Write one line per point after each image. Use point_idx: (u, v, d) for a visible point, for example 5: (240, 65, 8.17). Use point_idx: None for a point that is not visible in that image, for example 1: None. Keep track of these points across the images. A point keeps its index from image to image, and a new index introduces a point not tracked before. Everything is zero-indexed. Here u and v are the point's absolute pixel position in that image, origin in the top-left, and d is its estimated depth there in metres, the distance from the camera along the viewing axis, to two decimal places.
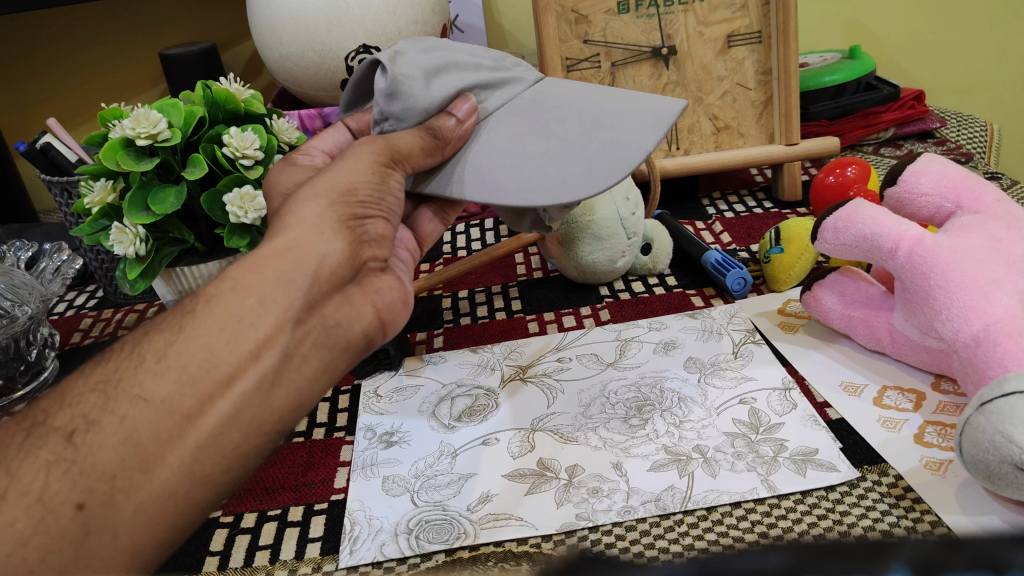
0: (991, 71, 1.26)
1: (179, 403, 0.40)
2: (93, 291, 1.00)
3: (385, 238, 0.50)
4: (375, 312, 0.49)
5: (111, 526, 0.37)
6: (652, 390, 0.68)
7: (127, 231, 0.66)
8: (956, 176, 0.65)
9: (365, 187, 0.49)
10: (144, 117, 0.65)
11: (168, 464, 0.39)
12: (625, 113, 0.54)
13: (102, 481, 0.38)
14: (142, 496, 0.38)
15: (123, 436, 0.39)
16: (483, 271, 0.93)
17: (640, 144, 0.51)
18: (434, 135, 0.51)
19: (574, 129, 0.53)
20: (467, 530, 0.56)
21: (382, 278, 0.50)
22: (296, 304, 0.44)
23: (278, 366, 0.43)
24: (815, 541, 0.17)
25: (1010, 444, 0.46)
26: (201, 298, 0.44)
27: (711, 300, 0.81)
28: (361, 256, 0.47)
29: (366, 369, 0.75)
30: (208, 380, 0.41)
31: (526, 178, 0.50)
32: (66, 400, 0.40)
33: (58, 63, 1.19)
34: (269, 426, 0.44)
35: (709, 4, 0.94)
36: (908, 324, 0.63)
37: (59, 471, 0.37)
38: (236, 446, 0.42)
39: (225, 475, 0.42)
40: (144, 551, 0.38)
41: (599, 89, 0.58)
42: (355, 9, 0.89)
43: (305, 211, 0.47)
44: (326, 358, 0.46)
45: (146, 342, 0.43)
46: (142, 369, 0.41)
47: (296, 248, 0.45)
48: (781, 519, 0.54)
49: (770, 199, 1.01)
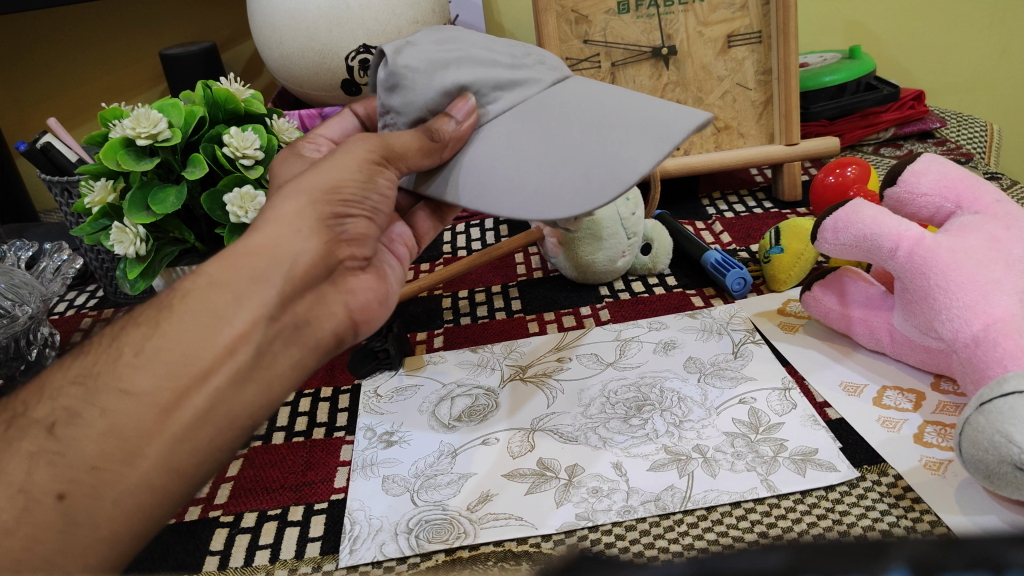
0: (991, 71, 1.26)
1: (157, 396, 0.42)
2: (93, 291, 1.00)
3: (365, 237, 0.52)
4: (347, 312, 0.51)
5: (92, 518, 0.39)
6: (652, 390, 0.68)
7: (127, 232, 0.67)
8: (956, 175, 0.65)
9: (350, 185, 0.50)
10: (144, 117, 0.65)
11: (148, 455, 0.41)
12: (633, 120, 0.51)
13: (83, 472, 0.39)
14: (122, 488, 0.40)
15: (104, 428, 0.41)
16: (482, 271, 0.93)
17: (639, 153, 0.49)
18: (431, 137, 0.51)
19: (577, 135, 0.50)
20: (466, 530, 0.56)
21: (359, 278, 0.53)
22: (270, 302, 0.46)
23: (251, 362, 0.45)
24: (814, 541, 0.17)
25: (1009, 443, 0.46)
26: (178, 293, 0.46)
27: (711, 300, 0.81)
28: (333, 256, 0.50)
29: (366, 368, 0.75)
30: (186, 374, 0.43)
31: (517, 189, 0.49)
32: (45, 393, 0.43)
33: (58, 62, 1.19)
34: (240, 423, 0.45)
35: (709, 4, 0.94)
36: (908, 324, 0.63)
37: (43, 462, 0.39)
38: (211, 440, 0.43)
39: (200, 467, 0.43)
40: (122, 541, 0.40)
41: (622, 94, 0.55)
42: (355, 9, 0.89)
43: (285, 207, 0.48)
44: (297, 356, 0.48)
45: (124, 335, 0.44)
46: (121, 363, 0.43)
47: (274, 246, 0.47)
48: (780, 519, 0.54)
49: (770, 199, 1.01)
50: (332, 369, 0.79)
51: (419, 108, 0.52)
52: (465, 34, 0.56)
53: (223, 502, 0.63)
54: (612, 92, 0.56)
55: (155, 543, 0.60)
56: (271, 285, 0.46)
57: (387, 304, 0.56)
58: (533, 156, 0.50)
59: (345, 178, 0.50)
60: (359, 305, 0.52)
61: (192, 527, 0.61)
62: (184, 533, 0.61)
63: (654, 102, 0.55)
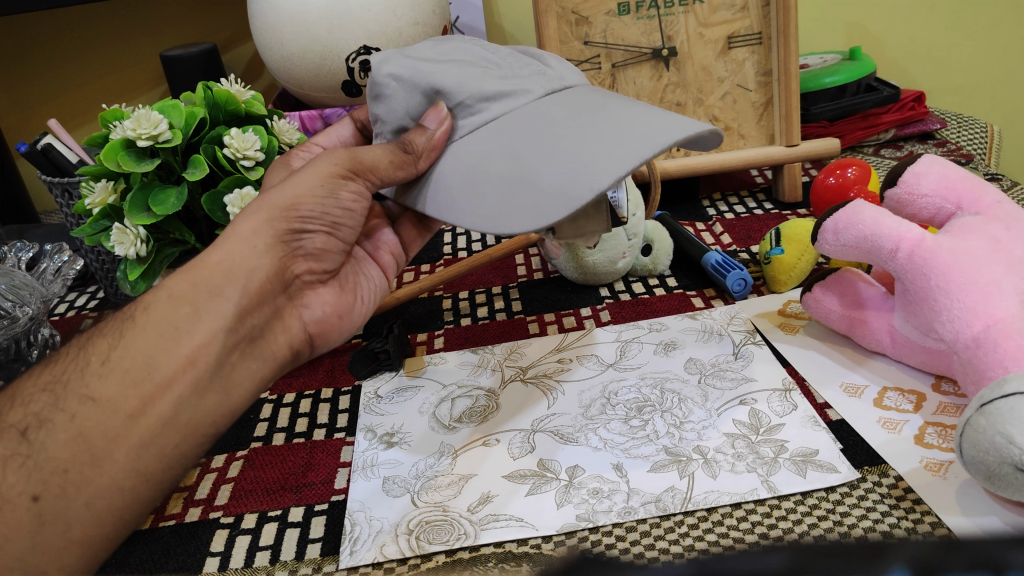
0: (993, 72, 1.26)
1: (123, 403, 0.46)
2: (93, 292, 1.00)
3: (324, 252, 0.56)
4: (302, 326, 0.56)
5: (64, 519, 0.42)
6: (653, 391, 0.68)
7: (128, 233, 0.67)
8: (956, 177, 0.65)
9: (307, 202, 0.53)
10: (144, 118, 0.65)
11: (115, 459, 0.45)
12: (617, 131, 0.49)
13: (55, 475, 0.43)
14: (91, 490, 0.44)
15: (73, 433, 0.44)
16: (482, 273, 0.93)
17: (608, 168, 0.46)
18: (404, 150, 0.52)
19: (547, 149, 0.49)
20: (467, 531, 0.56)
21: (318, 292, 0.57)
22: (226, 314, 0.50)
23: (210, 373, 0.49)
24: (813, 541, 0.17)
25: (1010, 445, 0.46)
26: (140, 305, 0.50)
27: (711, 302, 0.81)
28: (291, 273, 0.54)
29: (366, 369, 0.75)
30: (149, 383, 0.47)
31: (480, 205, 0.49)
32: (17, 400, 0.46)
33: (59, 64, 1.19)
34: (202, 431, 0.49)
35: (709, 6, 0.94)
36: (909, 324, 0.63)
37: (15, 464, 0.43)
38: (176, 446, 0.47)
39: (165, 473, 0.47)
40: (95, 543, 0.44)
41: (622, 106, 0.52)
42: (355, 10, 0.89)
43: (243, 225, 0.52)
44: (254, 367, 0.52)
45: (91, 346, 0.49)
46: (89, 371, 0.47)
47: (227, 262, 0.51)
48: (781, 520, 0.54)
49: (770, 200, 1.01)
50: (331, 370, 0.79)
51: (400, 117, 0.54)
52: (471, 44, 0.56)
53: (223, 504, 0.63)
54: (615, 103, 0.53)
55: (156, 544, 0.60)
56: (225, 299, 0.50)
57: (348, 319, 0.59)
58: (505, 169, 0.49)
59: (304, 195, 0.53)
60: (314, 319, 0.57)
61: (193, 527, 0.61)
62: (184, 534, 0.61)
63: (659, 114, 0.52)
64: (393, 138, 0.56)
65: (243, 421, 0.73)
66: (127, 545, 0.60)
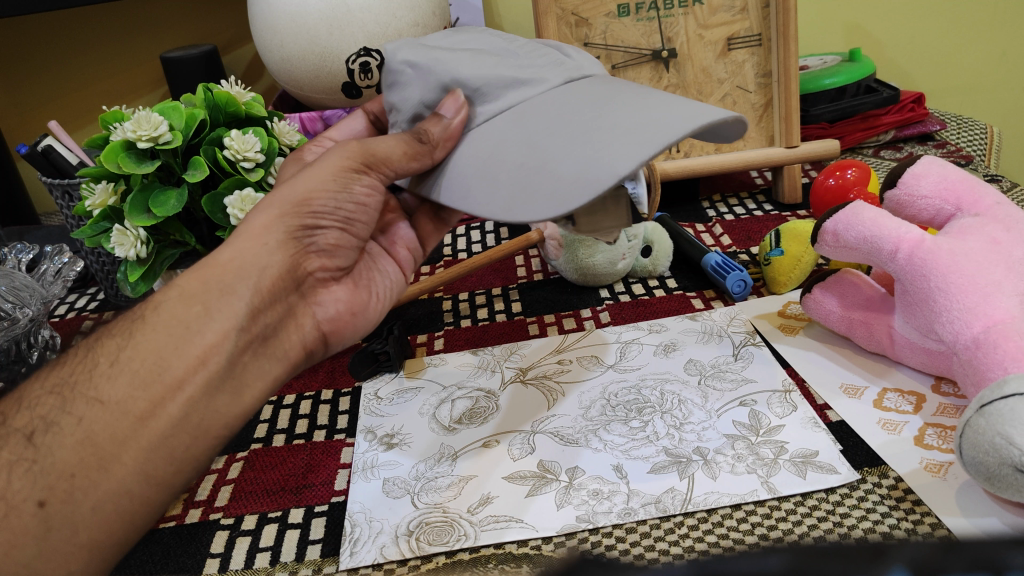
0: (992, 74, 1.26)
1: (131, 404, 0.46)
2: (94, 293, 1.00)
3: (336, 249, 0.56)
4: (315, 324, 0.56)
5: (71, 523, 0.43)
6: (653, 392, 0.68)
7: (129, 234, 0.67)
8: (955, 178, 0.65)
9: (320, 197, 0.53)
10: (144, 120, 0.65)
11: (123, 461, 0.45)
12: (631, 118, 0.48)
13: (61, 480, 0.43)
14: (98, 493, 0.44)
15: (81, 436, 0.45)
16: (481, 275, 0.93)
17: (622, 155, 0.45)
18: (418, 139, 0.52)
19: (563, 137, 0.48)
20: (467, 532, 0.56)
21: (331, 289, 0.57)
22: (238, 314, 0.50)
23: (223, 372, 0.49)
24: (814, 541, 0.17)
25: (1009, 446, 0.46)
26: (148, 306, 0.50)
27: (711, 303, 0.81)
28: (305, 271, 0.54)
29: (366, 370, 0.75)
30: (157, 384, 0.47)
31: (495, 193, 0.49)
32: (24, 403, 0.46)
33: (59, 67, 1.19)
34: (215, 431, 0.48)
35: (708, 8, 0.94)
36: (908, 325, 0.63)
37: (21, 470, 0.43)
38: (184, 448, 0.47)
39: (175, 476, 0.47)
40: (102, 547, 0.44)
41: (639, 96, 0.52)
42: (356, 12, 0.89)
43: (256, 221, 0.52)
44: (265, 366, 0.51)
45: (98, 347, 0.49)
46: (96, 373, 0.47)
47: (238, 262, 0.51)
48: (781, 521, 0.55)
49: (770, 201, 1.01)
50: (331, 371, 0.79)
51: (414, 107, 0.54)
52: (488, 36, 0.57)
53: (223, 505, 0.63)
54: (632, 93, 0.53)
55: (156, 545, 0.60)
56: (237, 296, 0.50)
57: (362, 316, 0.59)
58: (518, 160, 0.49)
59: (317, 189, 0.53)
60: (327, 317, 0.56)
61: (193, 529, 0.61)
62: (184, 536, 0.61)
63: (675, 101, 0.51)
64: (408, 127, 0.56)
65: (244, 423, 0.73)
66: (128, 546, 0.60)
